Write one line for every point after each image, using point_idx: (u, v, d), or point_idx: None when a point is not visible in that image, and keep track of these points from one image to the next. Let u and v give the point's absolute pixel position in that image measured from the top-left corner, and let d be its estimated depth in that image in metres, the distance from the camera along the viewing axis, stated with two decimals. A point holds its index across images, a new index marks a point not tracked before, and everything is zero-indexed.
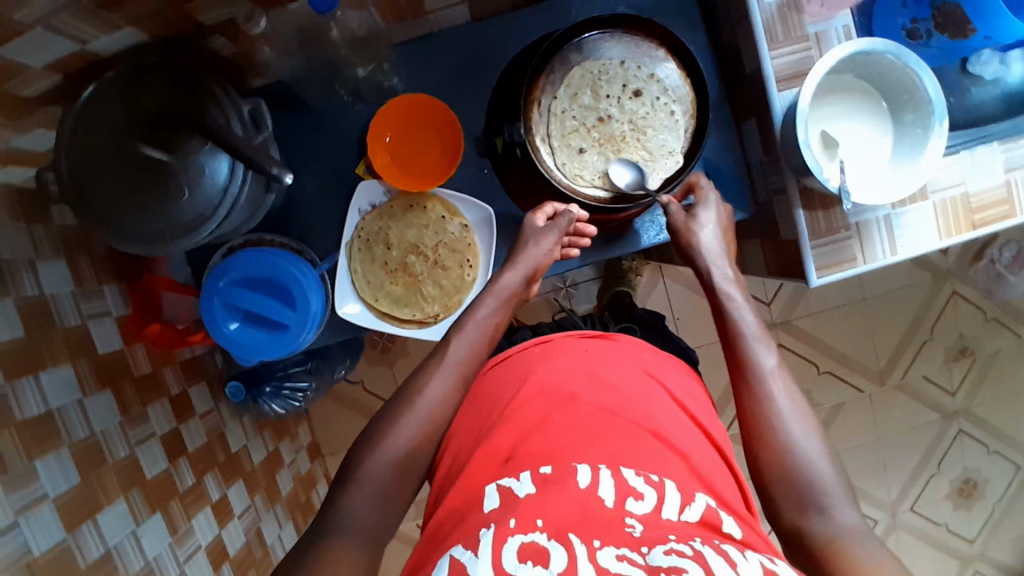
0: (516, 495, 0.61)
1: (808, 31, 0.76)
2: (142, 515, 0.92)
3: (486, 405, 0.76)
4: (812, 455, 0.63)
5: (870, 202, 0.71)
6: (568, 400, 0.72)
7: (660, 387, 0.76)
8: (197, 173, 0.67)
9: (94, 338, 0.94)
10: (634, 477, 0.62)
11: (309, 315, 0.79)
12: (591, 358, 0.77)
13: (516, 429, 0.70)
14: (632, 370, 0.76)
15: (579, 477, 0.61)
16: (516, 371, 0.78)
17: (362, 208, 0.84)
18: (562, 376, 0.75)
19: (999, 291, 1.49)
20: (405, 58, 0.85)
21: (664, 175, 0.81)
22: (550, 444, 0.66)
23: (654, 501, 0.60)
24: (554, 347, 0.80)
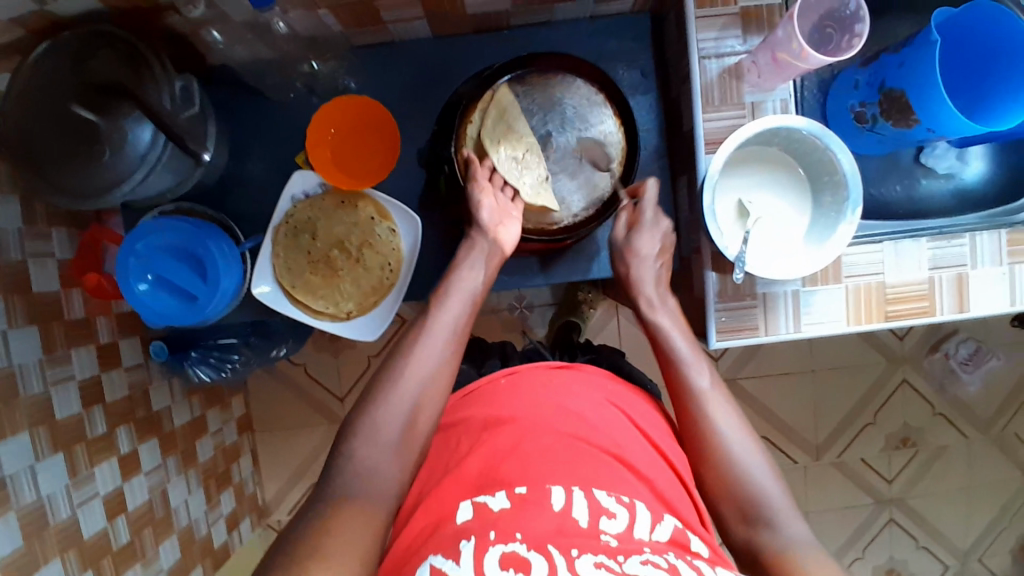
0: (491, 509, 0.60)
1: (744, 99, 0.79)
2: (43, 452, 0.95)
3: (448, 426, 0.72)
4: (758, 470, 0.68)
5: (766, 276, 0.71)
6: (537, 422, 0.69)
7: (623, 416, 0.73)
8: (122, 136, 0.69)
9: (32, 276, 0.97)
10: (607, 497, 0.61)
11: (220, 289, 0.82)
12: (556, 386, 0.73)
13: (486, 448, 0.67)
14: (596, 398, 0.74)
15: (555, 497, 0.61)
16: (482, 400, 0.74)
17: (295, 195, 0.87)
18: (527, 400, 0.71)
19: (951, 387, 1.48)
20: (362, 61, 0.87)
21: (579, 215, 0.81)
22: (526, 468, 0.64)
23: (627, 519, 0.60)
24: (521, 378, 0.74)
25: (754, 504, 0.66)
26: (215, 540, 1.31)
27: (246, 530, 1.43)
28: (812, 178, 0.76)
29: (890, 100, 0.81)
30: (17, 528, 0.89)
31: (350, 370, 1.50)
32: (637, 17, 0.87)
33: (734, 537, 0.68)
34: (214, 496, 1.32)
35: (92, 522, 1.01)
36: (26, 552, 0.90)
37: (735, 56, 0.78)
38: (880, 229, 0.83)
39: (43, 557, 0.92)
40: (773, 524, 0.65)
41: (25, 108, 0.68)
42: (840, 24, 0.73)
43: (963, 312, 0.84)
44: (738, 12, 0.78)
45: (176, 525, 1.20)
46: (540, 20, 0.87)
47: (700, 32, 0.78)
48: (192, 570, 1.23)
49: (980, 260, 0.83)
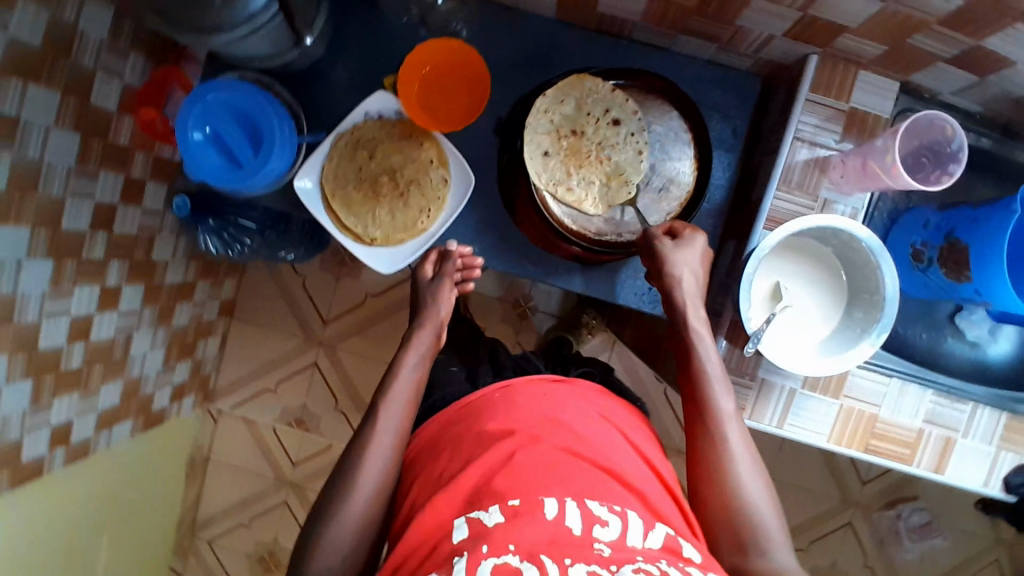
0: (485, 523, 0.59)
1: (819, 193, 0.80)
2: (36, 251, 0.95)
3: (449, 438, 0.72)
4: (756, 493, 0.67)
5: (775, 361, 0.71)
6: (531, 437, 0.68)
7: (618, 434, 0.73)
8: None
9: (94, 86, 0.98)
10: (599, 507, 0.61)
11: (267, 167, 0.82)
12: (554, 403, 0.73)
13: (482, 460, 0.66)
14: (590, 415, 0.74)
15: (547, 509, 0.59)
16: (476, 410, 0.74)
17: (369, 111, 0.88)
18: (522, 415, 0.71)
19: (891, 546, 1.47)
20: (482, 16, 0.88)
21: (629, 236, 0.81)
22: (517, 480, 0.63)
23: (620, 527, 0.60)
24: (515, 391, 0.75)
25: (750, 531, 0.65)
26: (155, 404, 1.32)
27: (186, 406, 1.44)
28: (852, 291, 0.76)
29: (951, 249, 0.81)
30: None
31: (343, 299, 1.51)
32: (751, 80, 0.88)
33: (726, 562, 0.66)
34: (172, 361, 1.33)
35: (52, 336, 1.01)
36: None
37: (827, 151, 0.79)
38: (893, 365, 0.84)
39: None
40: (766, 552, 0.64)
41: None
42: (935, 158, 0.74)
43: (940, 474, 0.83)
44: (846, 111, 0.80)
45: (127, 373, 1.21)
46: (660, 47, 0.88)
47: (803, 116, 0.79)
48: (122, 421, 1.23)
49: (972, 432, 0.84)
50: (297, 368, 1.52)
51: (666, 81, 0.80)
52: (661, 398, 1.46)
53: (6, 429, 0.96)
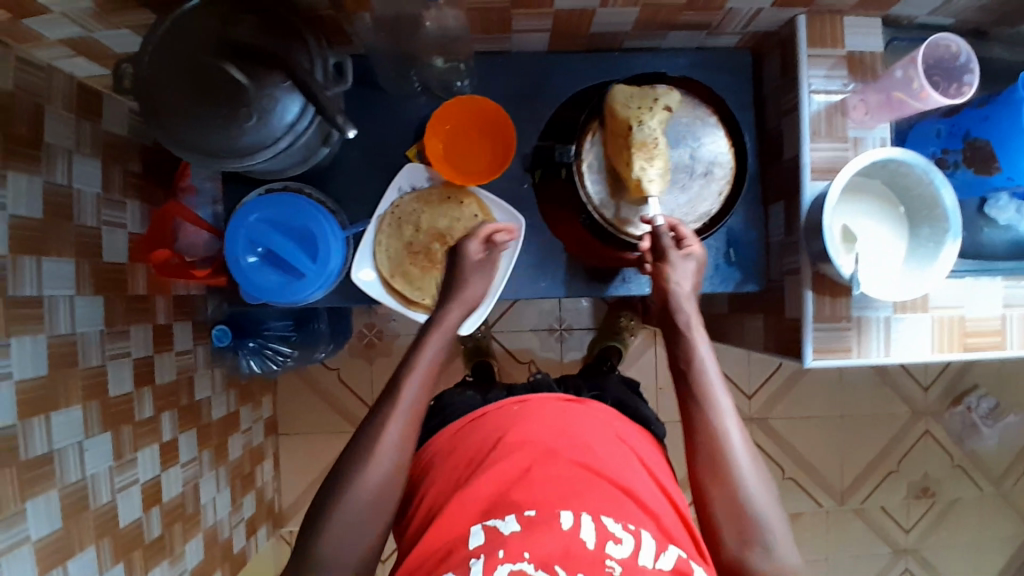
0: (502, 534, 0.66)
1: (849, 134, 0.84)
2: (93, 429, 0.91)
3: (471, 447, 0.79)
4: (757, 493, 0.68)
5: (876, 296, 0.74)
6: (547, 451, 0.74)
7: (630, 453, 0.79)
8: (269, 103, 0.69)
9: (103, 245, 0.95)
10: (613, 524, 0.67)
11: (325, 270, 0.81)
12: (570, 416, 0.79)
13: (497, 469, 0.73)
14: (607, 435, 0.79)
15: (563, 518, 0.67)
16: (493, 424, 0.80)
17: (402, 187, 0.89)
18: (538, 429, 0.77)
19: (969, 440, 1.52)
20: (477, 65, 0.90)
21: (713, 212, 0.81)
22: (533, 492, 0.70)
23: (632, 546, 0.66)
24: (532, 405, 0.81)
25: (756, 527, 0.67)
26: (235, 545, 1.25)
27: (262, 538, 1.36)
28: (911, 211, 0.80)
29: (972, 149, 0.87)
30: (57, 509, 0.84)
31: (382, 380, 1.46)
32: (741, 52, 0.92)
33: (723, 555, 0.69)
34: (237, 498, 1.26)
35: (129, 510, 0.97)
36: (62, 535, 0.84)
37: (840, 97, 0.84)
38: (960, 267, 0.88)
39: (78, 543, 0.87)
40: (769, 549, 0.66)
41: (175, 71, 0.69)
42: (947, 74, 0.80)
43: None
44: (845, 56, 0.84)
45: (204, 523, 1.15)
46: (649, 47, 0.91)
47: (810, 69, 0.83)
48: (212, 573, 1.17)
49: None
50: None
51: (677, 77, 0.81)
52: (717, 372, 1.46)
53: None
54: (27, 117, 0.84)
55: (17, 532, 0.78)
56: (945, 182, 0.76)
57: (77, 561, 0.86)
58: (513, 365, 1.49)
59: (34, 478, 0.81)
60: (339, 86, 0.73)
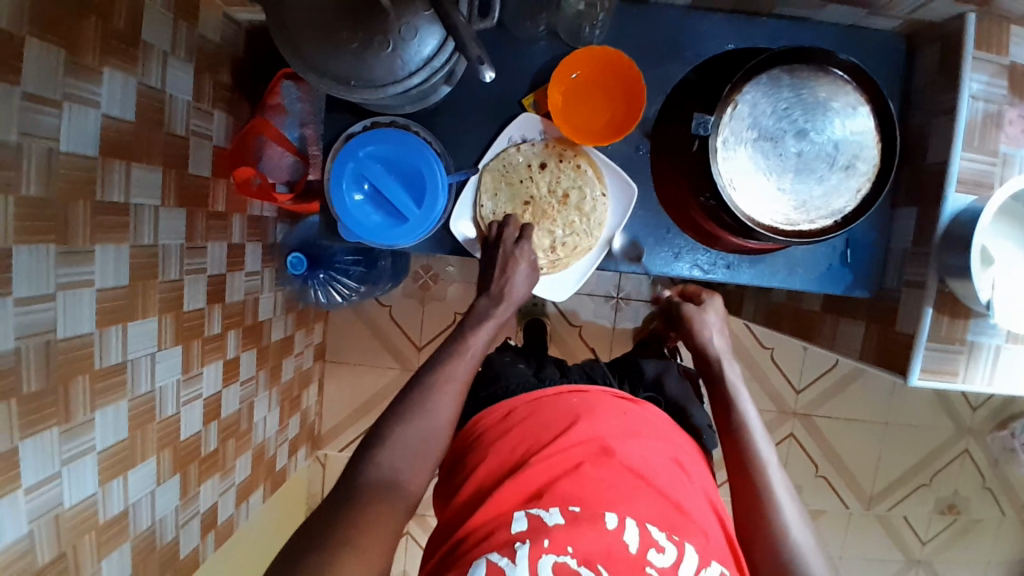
0: (545, 524, 0.61)
1: (1000, 148, 0.77)
2: (166, 341, 0.89)
3: (524, 431, 0.72)
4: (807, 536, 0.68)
5: (1003, 325, 0.72)
6: (604, 449, 0.69)
7: (689, 479, 0.71)
8: (408, 34, 0.64)
9: (190, 155, 0.91)
10: (659, 532, 0.62)
11: (430, 216, 0.77)
12: (631, 422, 0.73)
13: (549, 455, 0.67)
14: (667, 453, 0.72)
15: (608, 518, 0.61)
16: (550, 409, 0.74)
17: (512, 138, 0.84)
18: (601, 426, 0.71)
19: (1004, 465, 1.52)
20: (612, 12, 0.83)
21: (845, 210, 0.77)
22: (581, 487, 0.64)
23: (674, 558, 0.60)
24: (593, 399, 0.75)
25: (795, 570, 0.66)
26: (278, 463, 1.27)
27: (301, 458, 1.39)
28: None
29: None
30: (125, 420, 0.82)
31: (433, 322, 1.45)
32: (896, 37, 0.85)
33: None
34: (285, 419, 1.27)
35: (190, 424, 0.96)
36: (126, 446, 0.83)
37: (1000, 108, 0.77)
38: None
39: (140, 455, 0.86)
40: None
41: None
42: None
43: None
44: (1009, 65, 0.77)
45: (253, 441, 1.16)
46: (799, 17, 0.85)
47: (973, 74, 0.76)
48: (255, 489, 1.19)
49: None
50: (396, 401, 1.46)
51: (849, 61, 0.75)
52: (769, 363, 1.46)
53: (163, 531, 0.92)
54: (127, 10, 0.76)
55: (83, 442, 0.75)
56: None
57: (137, 473, 0.85)
58: (566, 330, 1.48)
59: (105, 387, 0.78)
60: (483, 23, 0.67)
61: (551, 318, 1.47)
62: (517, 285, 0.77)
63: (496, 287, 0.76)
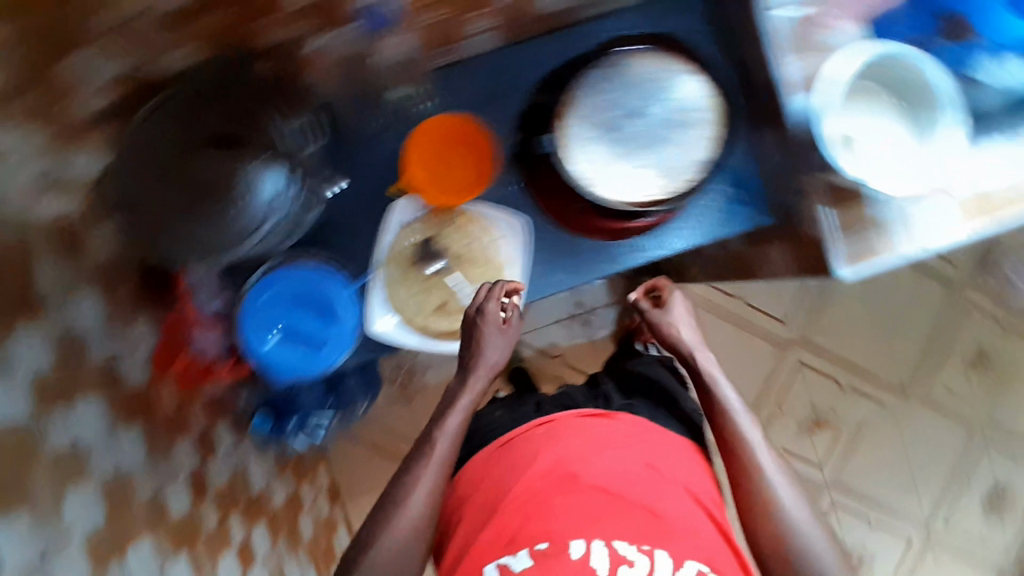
0: (516, 570, 0.66)
1: (824, 41, 0.78)
2: (168, 557, 0.89)
3: (495, 477, 0.75)
4: (799, 522, 0.75)
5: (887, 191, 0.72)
6: (568, 477, 0.71)
7: (665, 476, 0.73)
8: (250, 182, 0.68)
9: (124, 373, 0.89)
10: (625, 546, 0.66)
11: (345, 331, 0.81)
12: (594, 439, 0.75)
13: (517, 498, 0.71)
14: (637, 458, 0.74)
15: (573, 548, 0.66)
16: (519, 450, 0.76)
17: (394, 227, 0.86)
18: (564, 452, 0.74)
19: (1009, 301, 1.52)
20: (431, 82, 0.88)
21: (706, 157, 0.81)
22: (549, 523, 0.68)
23: (645, 570, 0.64)
24: (557, 428, 0.77)
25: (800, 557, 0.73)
26: None
27: None
28: (907, 97, 0.77)
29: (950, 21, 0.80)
30: None
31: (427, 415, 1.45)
32: None
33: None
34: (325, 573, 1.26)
35: None
36: None
37: (812, 2, 0.79)
38: None
39: None
40: None
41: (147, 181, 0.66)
42: None
43: None
44: None
45: None
46: (596, 11, 0.90)
47: None
48: None
49: None
50: None
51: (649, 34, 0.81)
52: (747, 308, 1.48)
53: None
54: None
55: None
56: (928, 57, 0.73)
57: None
58: (549, 363, 1.48)
59: None
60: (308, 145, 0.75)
61: (531, 360, 1.48)
62: (489, 354, 0.80)
63: (465, 361, 0.81)
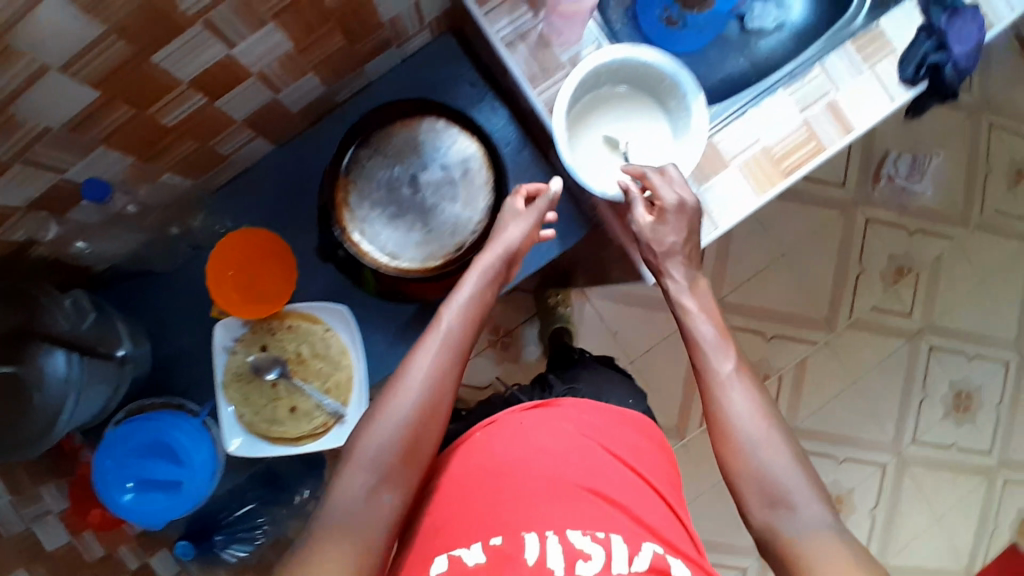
0: (466, 564, 0.61)
1: (561, 60, 0.84)
2: None
3: (449, 483, 0.70)
4: (782, 469, 0.64)
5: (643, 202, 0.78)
6: (502, 472, 0.68)
7: (612, 455, 0.72)
8: (41, 372, 0.70)
9: (42, 538, 0.91)
10: (579, 537, 0.62)
11: (200, 466, 0.86)
12: (529, 431, 0.72)
13: (472, 502, 0.66)
14: (578, 441, 0.72)
15: (528, 539, 0.62)
16: (461, 459, 0.72)
17: (227, 345, 0.89)
18: (513, 450, 0.70)
19: (910, 203, 1.51)
20: (225, 199, 0.92)
21: (488, 199, 0.86)
22: (504, 517, 0.64)
23: (603, 559, 0.61)
24: (497, 429, 0.73)
25: (771, 487, 0.64)
26: None
27: None
28: (646, 90, 0.83)
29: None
30: None
31: None
32: (442, 41, 0.94)
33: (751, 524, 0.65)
34: None
35: None
36: None
37: (536, 29, 0.84)
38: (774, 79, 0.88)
39: None
40: (792, 511, 0.62)
41: None
42: None
43: (851, 132, 0.86)
44: None
45: None
46: (362, 87, 0.93)
47: (493, 26, 0.83)
48: None
49: (840, 80, 0.87)
50: None
51: (404, 100, 0.86)
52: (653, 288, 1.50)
53: None
54: None
55: None
56: (646, 50, 0.78)
57: None
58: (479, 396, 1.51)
59: None
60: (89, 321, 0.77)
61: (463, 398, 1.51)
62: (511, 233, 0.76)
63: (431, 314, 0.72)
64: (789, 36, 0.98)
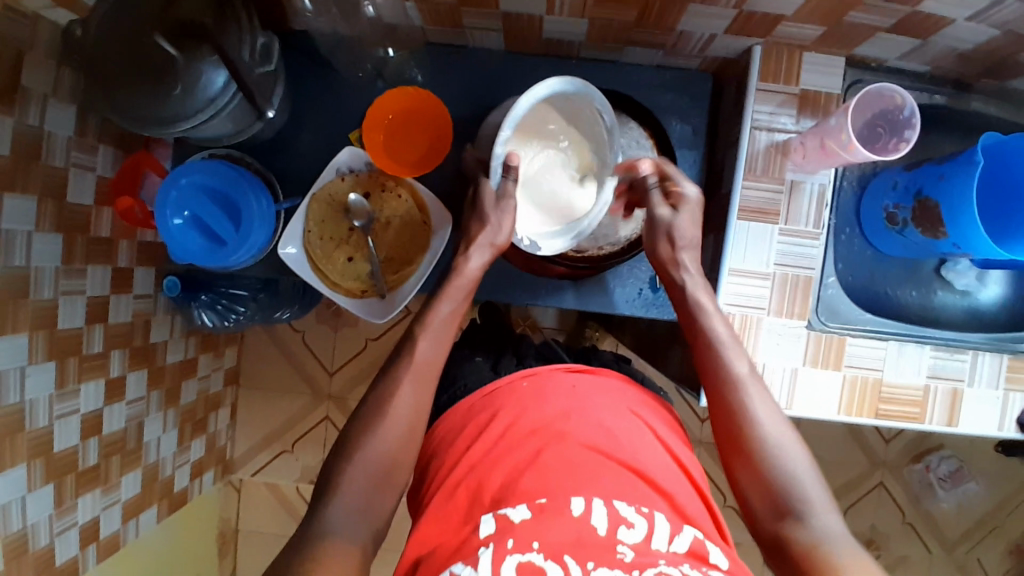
0: (511, 521, 0.60)
1: (786, 176, 0.83)
2: (38, 357, 0.89)
3: (472, 424, 0.73)
4: (806, 476, 0.66)
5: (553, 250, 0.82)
6: (558, 433, 0.68)
7: (643, 426, 0.72)
8: (195, 76, 0.72)
9: (70, 186, 0.92)
10: (626, 508, 0.62)
11: (246, 240, 0.85)
12: (582, 393, 0.74)
13: (508, 460, 0.66)
14: (620, 406, 0.73)
15: (573, 506, 0.61)
16: (502, 400, 0.74)
17: (341, 168, 0.90)
18: (550, 405, 0.71)
19: (925, 499, 1.49)
20: (431, 57, 0.93)
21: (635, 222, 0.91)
22: (546, 479, 0.63)
23: (644, 530, 0.61)
24: (541, 380, 0.75)
25: (793, 496, 0.65)
26: (176, 483, 1.30)
27: (207, 481, 1.43)
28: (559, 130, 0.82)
29: (922, 208, 0.87)
30: None
31: (345, 348, 1.51)
32: (699, 78, 0.93)
33: (762, 532, 0.67)
34: (185, 441, 1.31)
35: (66, 437, 0.96)
36: None
37: (786, 134, 0.83)
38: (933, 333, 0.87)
39: (9, 460, 0.86)
40: (808, 517, 0.64)
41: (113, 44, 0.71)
42: (890, 127, 0.80)
43: (951, 426, 0.87)
44: (797, 93, 0.82)
45: (144, 459, 1.17)
46: (607, 61, 0.93)
47: (756, 105, 0.82)
48: (148, 507, 1.20)
49: (977, 380, 0.87)
50: (311, 425, 1.52)
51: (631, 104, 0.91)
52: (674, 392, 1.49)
53: (36, 536, 0.92)
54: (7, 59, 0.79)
55: None
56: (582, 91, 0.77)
57: (4, 477, 0.85)
58: None
59: None
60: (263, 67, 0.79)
61: None
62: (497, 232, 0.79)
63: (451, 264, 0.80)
64: (962, 310, 0.96)
